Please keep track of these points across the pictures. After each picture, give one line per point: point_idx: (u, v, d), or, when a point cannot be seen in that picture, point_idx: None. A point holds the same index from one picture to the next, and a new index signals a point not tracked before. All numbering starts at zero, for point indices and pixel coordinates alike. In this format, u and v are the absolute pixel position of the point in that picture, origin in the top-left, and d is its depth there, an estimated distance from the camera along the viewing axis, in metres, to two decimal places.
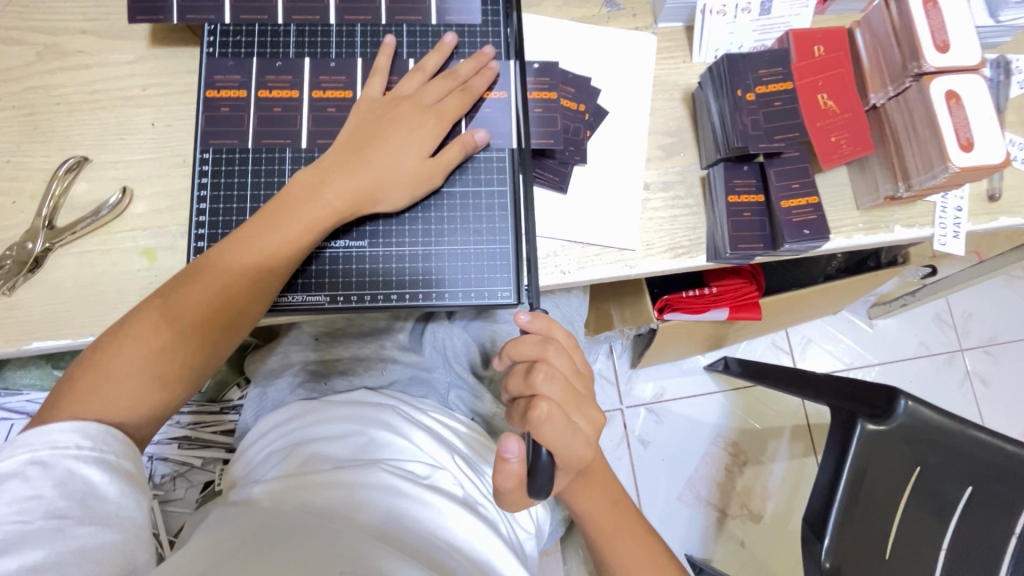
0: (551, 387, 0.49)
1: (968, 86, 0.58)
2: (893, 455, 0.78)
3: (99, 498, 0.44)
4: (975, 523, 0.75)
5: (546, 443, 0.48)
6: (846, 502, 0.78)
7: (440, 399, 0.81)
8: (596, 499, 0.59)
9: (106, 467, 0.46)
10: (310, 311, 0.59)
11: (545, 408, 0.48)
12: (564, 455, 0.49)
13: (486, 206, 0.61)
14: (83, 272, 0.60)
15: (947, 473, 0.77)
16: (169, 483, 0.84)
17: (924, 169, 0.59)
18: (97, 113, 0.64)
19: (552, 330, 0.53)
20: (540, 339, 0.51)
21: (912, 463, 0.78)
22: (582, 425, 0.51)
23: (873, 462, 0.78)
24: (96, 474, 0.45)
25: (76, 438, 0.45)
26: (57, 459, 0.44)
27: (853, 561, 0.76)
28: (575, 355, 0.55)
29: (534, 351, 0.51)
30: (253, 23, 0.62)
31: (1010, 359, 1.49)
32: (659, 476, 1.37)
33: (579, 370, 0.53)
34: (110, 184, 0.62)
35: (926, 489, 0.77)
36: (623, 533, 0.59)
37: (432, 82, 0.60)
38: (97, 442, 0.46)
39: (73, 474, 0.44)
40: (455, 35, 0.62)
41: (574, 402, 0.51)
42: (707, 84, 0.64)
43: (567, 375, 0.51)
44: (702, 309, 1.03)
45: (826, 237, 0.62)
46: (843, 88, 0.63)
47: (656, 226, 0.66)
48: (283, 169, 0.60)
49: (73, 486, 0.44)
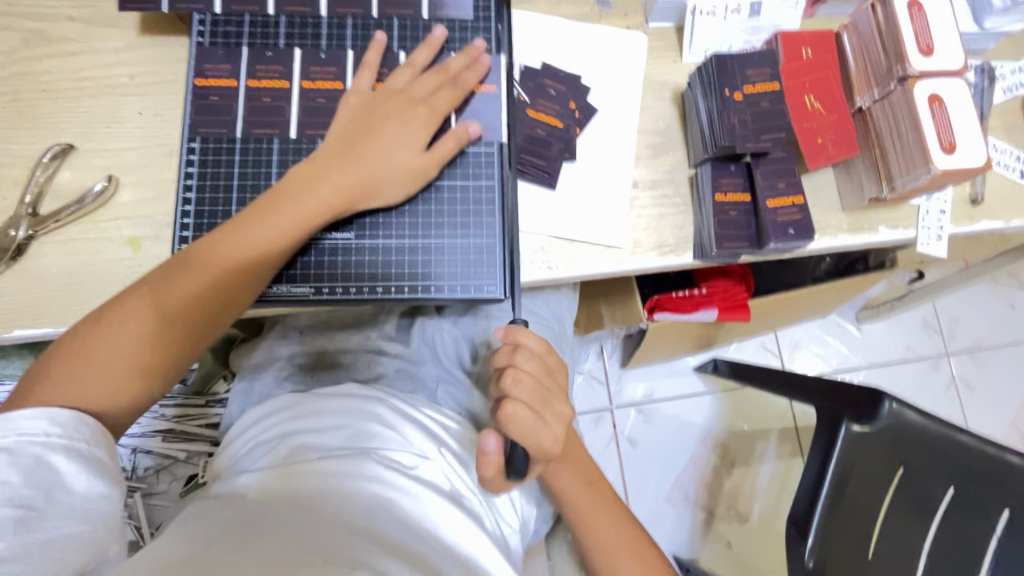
0: (521, 388, 0.51)
1: (951, 90, 0.59)
2: (877, 456, 0.79)
3: (66, 488, 0.43)
4: (956, 523, 0.76)
5: (519, 443, 0.51)
6: (830, 502, 0.78)
7: (428, 395, 0.79)
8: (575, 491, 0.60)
9: (75, 456, 0.45)
10: (295, 302, 0.58)
11: (509, 411, 0.50)
12: (534, 454, 0.51)
13: (474, 201, 0.61)
14: (66, 260, 0.60)
15: (931, 474, 0.78)
16: (152, 476, 0.83)
17: (907, 170, 0.60)
18: (84, 101, 0.63)
19: (519, 335, 0.54)
20: (507, 343, 0.53)
21: (895, 463, 0.79)
22: (552, 425, 0.52)
23: (857, 463, 0.79)
24: (65, 462, 0.44)
25: (45, 424, 0.45)
26: (23, 446, 0.43)
27: (837, 561, 0.76)
28: (551, 357, 0.54)
29: (501, 354, 0.53)
30: (243, 14, 0.62)
31: (995, 364, 1.51)
32: (647, 476, 1.37)
33: (550, 368, 0.55)
34: (96, 172, 0.62)
35: (911, 490, 0.78)
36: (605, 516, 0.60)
37: (424, 75, 0.60)
38: (67, 429, 0.45)
39: (40, 461, 0.43)
40: (444, 29, 0.62)
41: (545, 401, 0.52)
42: (696, 83, 0.65)
43: (537, 376, 0.52)
44: (690, 309, 1.04)
45: (810, 237, 0.62)
46: (830, 89, 0.64)
47: (644, 224, 0.66)
48: (270, 160, 0.60)
49: (40, 474, 0.43)
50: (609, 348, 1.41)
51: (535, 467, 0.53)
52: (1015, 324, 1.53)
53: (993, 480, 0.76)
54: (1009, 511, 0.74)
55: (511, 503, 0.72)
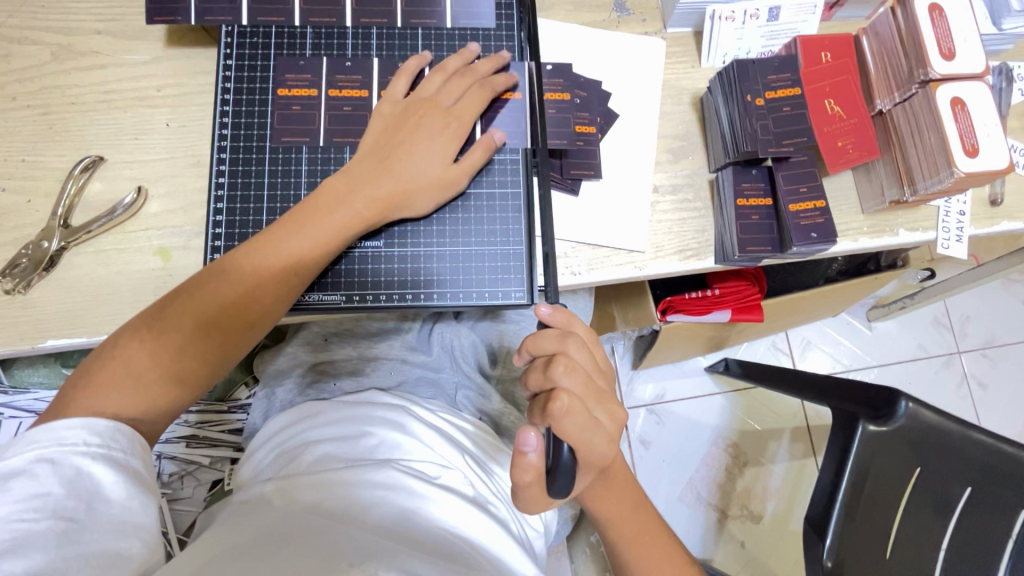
0: (572, 380, 0.47)
1: (973, 93, 0.59)
2: (893, 453, 0.78)
3: (106, 499, 0.43)
4: (975, 522, 0.74)
5: (567, 439, 0.47)
6: (850, 499, 0.77)
7: (448, 399, 0.80)
8: (616, 504, 0.57)
9: (113, 465, 0.45)
10: (327, 310, 0.59)
11: (566, 400, 0.46)
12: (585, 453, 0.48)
13: (500, 208, 0.62)
14: (98, 271, 0.61)
15: (946, 475, 0.77)
16: (178, 482, 0.85)
17: (929, 174, 0.60)
18: (113, 114, 0.64)
19: (572, 325, 0.52)
20: (559, 332, 0.50)
21: (912, 462, 0.78)
22: (604, 420, 0.49)
23: (874, 461, 0.78)
24: (103, 472, 0.44)
25: (84, 434, 0.45)
26: (65, 456, 0.43)
27: (854, 560, 0.75)
28: (595, 350, 0.53)
29: (553, 345, 0.49)
30: (270, 25, 0.63)
31: (1007, 362, 1.51)
32: (660, 477, 1.37)
33: (600, 366, 0.51)
34: (125, 184, 0.63)
35: (929, 491, 0.77)
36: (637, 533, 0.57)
37: (439, 74, 0.60)
38: (105, 438, 0.45)
39: (80, 472, 0.43)
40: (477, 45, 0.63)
41: (596, 396, 0.49)
42: (717, 89, 0.65)
43: (587, 368, 0.50)
44: (703, 312, 1.04)
45: (832, 241, 0.63)
46: (850, 93, 0.65)
47: (665, 228, 0.67)
48: (299, 169, 0.61)
49: (81, 485, 0.43)
50: (622, 351, 1.41)
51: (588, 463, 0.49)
52: None
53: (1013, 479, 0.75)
54: None
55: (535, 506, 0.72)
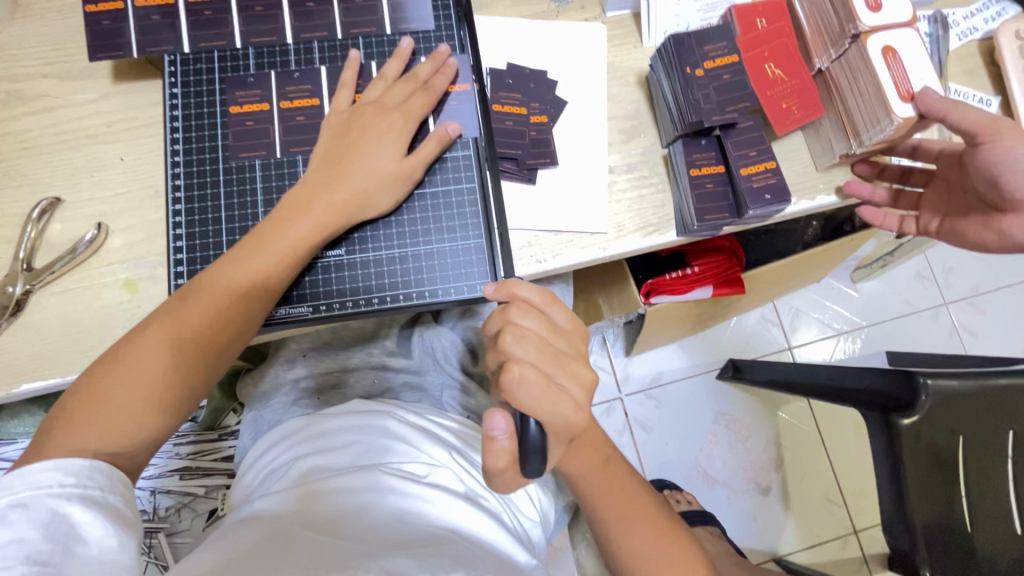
0: (524, 348, 0.45)
1: (903, 41, 0.61)
2: (942, 427, 0.87)
3: (83, 541, 0.43)
4: (988, 450, 0.87)
5: (531, 412, 0.44)
6: (915, 465, 0.86)
7: (434, 402, 0.81)
8: (593, 467, 0.56)
9: (90, 503, 0.44)
10: (296, 324, 0.60)
11: (518, 370, 0.44)
12: (553, 419, 0.45)
13: (457, 204, 0.62)
14: (67, 311, 0.61)
15: (976, 429, 0.87)
16: (175, 515, 0.85)
17: (871, 122, 0.62)
18: (67, 154, 0.65)
19: (516, 291, 0.49)
20: (502, 305, 0.48)
21: (955, 434, 0.87)
22: (567, 386, 0.46)
23: (927, 428, 0.87)
24: (79, 512, 0.43)
25: (59, 475, 0.44)
26: (38, 499, 0.43)
27: (947, 559, 0.84)
28: (553, 310, 0.49)
29: (498, 319, 0.47)
30: (212, 50, 0.64)
31: (993, 307, 1.53)
32: (664, 458, 1.38)
33: (557, 326, 0.49)
34: (86, 222, 0.63)
35: (979, 441, 0.87)
36: (619, 502, 0.57)
37: (390, 83, 0.62)
38: (82, 478, 0.45)
39: (56, 514, 0.43)
40: (410, 40, 0.64)
41: (554, 360, 0.46)
42: (657, 66, 0.66)
43: (541, 334, 0.47)
44: (686, 289, 1.05)
45: (786, 201, 0.64)
46: (789, 55, 0.66)
47: (625, 207, 0.68)
48: (254, 188, 0.61)
49: (57, 528, 0.42)
50: (612, 339, 1.41)
51: (556, 434, 0.46)
52: (1009, 266, 1.55)
53: (1015, 408, 0.87)
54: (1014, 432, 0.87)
55: (528, 497, 0.72)
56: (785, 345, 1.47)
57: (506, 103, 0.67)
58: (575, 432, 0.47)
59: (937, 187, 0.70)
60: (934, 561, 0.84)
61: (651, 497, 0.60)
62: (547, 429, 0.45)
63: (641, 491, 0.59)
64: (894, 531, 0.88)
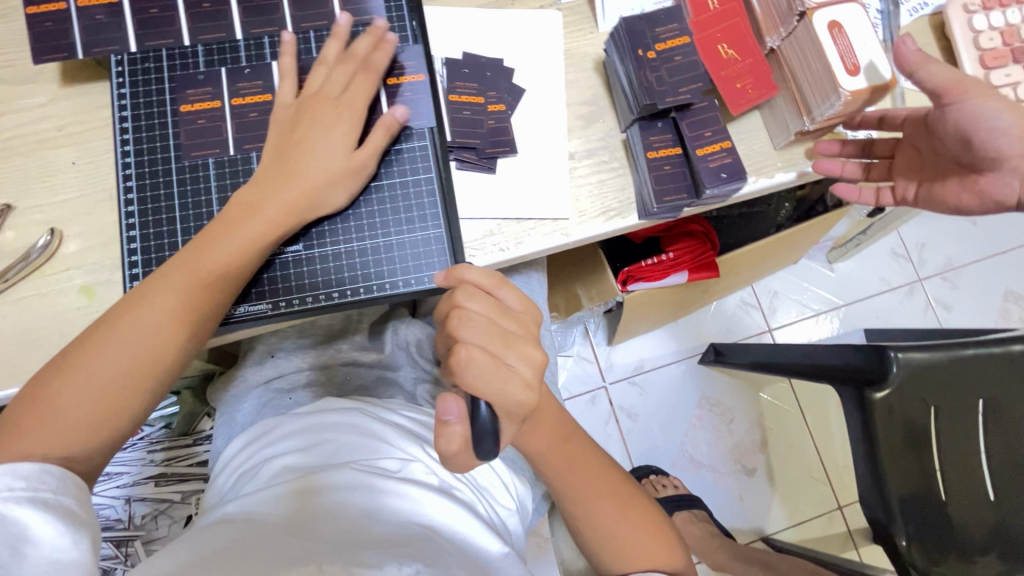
0: (470, 331, 0.46)
1: (849, 17, 0.62)
2: (913, 399, 0.89)
3: (33, 542, 0.42)
4: (958, 419, 0.89)
5: (481, 395, 0.44)
6: (888, 437, 0.88)
7: (407, 395, 0.81)
8: (559, 450, 0.57)
9: (41, 506, 0.44)
10: (256, 321, 0.59)
11: (465, 353, 0.44)
12: (503, 401, 0.45)
13: (415, 195, 0.62)
14: (23, 319, 0.60)
15: (945, 400, 0.89)
16: (151, 523, 0.82)
17: (822, 98, 0.62)
18: (17, 160, 0.63)
19: (465, 275, 0.49)
20: (449, 291, 0.48)
21: (927, 406, 0.89)
22: (517, 365, 0.46)
23: (898, 401, 0.89)
24: (29, 514, 0.43)
25: (8, 479, 0.43)
26: None
27: (925, 529, 0.86)
28: (502, 292, 0.49)
29: (447, 304, 0.48)
30: (160, 48, 0.63)
31: (966, 281, 1.55)
32: (649, 443, 1.39)
33: (505, 308, 0.48)
34: (39, 228, 0.62)
35: (949, 411, 0.89)
36: (591, 485, 0.58)
37: (336, 71, 0.60)
38: (32, 481, 0.44)
39: (4, 517, 0.42)
40: (349, 16, 0.63)
41: (502, 340, 0.46)
42: (611, 49, 0.66)
43: (489, 315, 0.47)
44: (663, 276, 1.05)
45: (743, 178, 0.64)
46: (741, 35, 0.66)
47: (587, 192, 0.68)
48: (208, 186, 0.61)
49: (6, 530, 0.41)
50: (594, 329, 1.42)
51: (509, 415, 0.46)
52: (980, 241, 1.57)
53: (986, 378, 0.89)
54: (984, 401, 0.88)
55: (503, 486, 0.73)
56: (764, 327, 1.49)
57: (463, 93, 0.67)
58: (527, 411, 0.47)
59: (905, 152, 0.69)
60: (909, 530, 0.86)
61: (624, 479, 0.61)
62: (497, 410, 0.45)
63: (610, 472, 0.60)
64: (870, 503, 0.90)
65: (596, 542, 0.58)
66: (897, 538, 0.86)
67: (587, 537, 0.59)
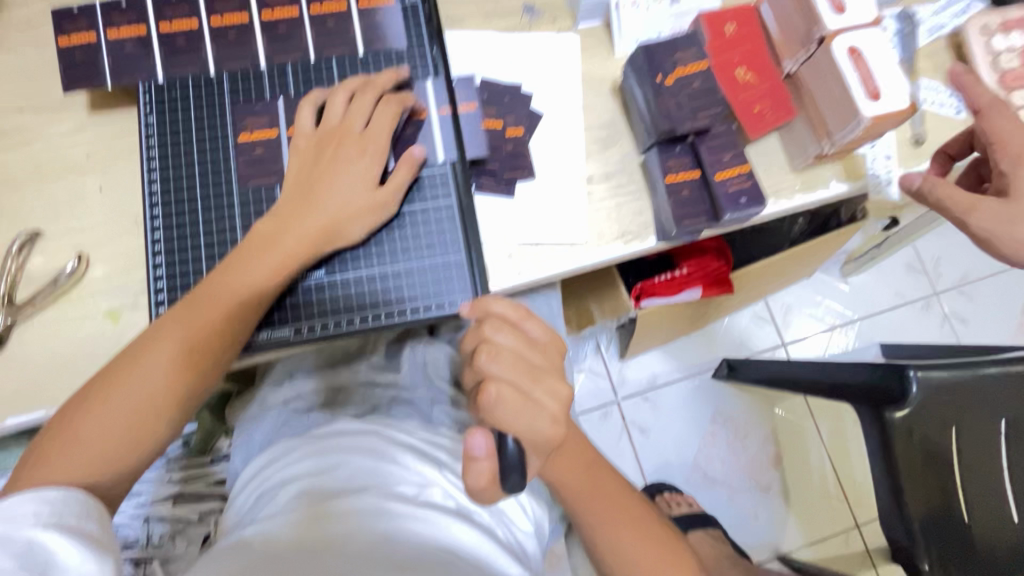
0: (498, 365, 0.46)
1: (870, 42, 0.61)
2: (936, 419, 0.87)
3: (61, 568, 0.42)
4: (983, 440, 0.87)
5: (509, 429, 0.45)
6: (907, 458, 0.86)
7: (424, 417, 0.79)
8: (575, 476, 0.57)
9: (66, 531, 0.44)
10: (278, 346, 0.60)
11: (494, 391, 0.45)
12: (531, 437, 0.46)
13: (435, 221, 0.63)
14: (50, 343, 0.61)
15: (970, 420, 0.87)
16: (169, 542, 0.85)
17: (841, 124, 0.62)
18: (46, 187, 0.65)
19: (491, 307, 0.50)
20: (475, 325, 0.49)
21: (948, 425, 0.87)
22: (544, 400, 0.47)
23: (919, 422, 0.86)
24: (55, 540, 0.43)
25: (34, 506, 0.44)
26: (12, 530, 0.42)
27: (948, 550, 0.84)
28: (528, 324, 0.50)
29: (473, 339, 0.48)
30: (186, 76, 0.64)
31: (984, 295, 1.53)
32: (663, 460, 1.38)
33: (533, 339, 0.49)
34: (66, 253, 0.63)
35: (976, 430, 0.87)
36: (610, 511, 0.58)
37: (361, 105, 0.61)
38: (56, 507, 0.45)
39: (32, 543, 0.42)
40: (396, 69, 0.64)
41: (529, 373, 0.47)
42: (628, 74, 0.67)
43: (517, 349, 0.48)
44: (676, 291, 1.04)
45: (762, 202, 0.64)
46: (759, 59, 0.67)
47: (604, 215, 0.68)
48: (232, 213, 0.61)
49: (34, 557, 0.41)
50: (606, 343, 1.41)
51: (537, 449, 0.47)
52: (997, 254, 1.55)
53: (1007, 398, 0.88)
54: (1007, 419, 0.88)
55: (521, 509, 0.72)
56: (778, 343, 1.48)
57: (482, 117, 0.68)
58: (553, 447, 0.48)
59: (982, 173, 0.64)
60: (933, 554, 0.84)
61: (641, 507, 0.60)
62: (527, 445, 0.46)
63: (627, 497, 0.60)
64: (891, 525, 0.87)
65: (613, 570, 0.57)
66: (920, 562, 0.84)
67: (605, 568, 0.58)
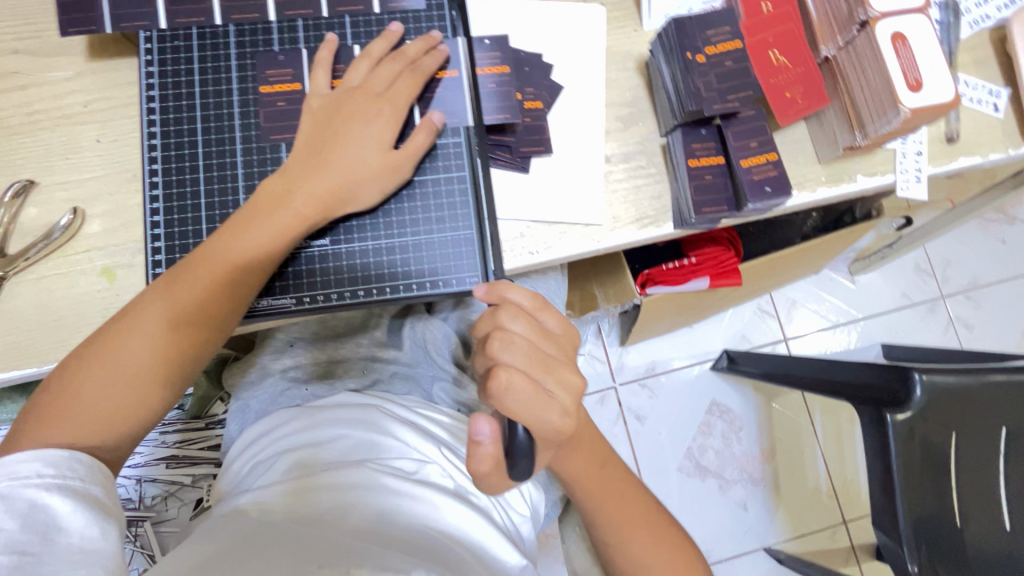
0: (512, 355, 0.45)
1: (914, 29, 0.59)
2: (938, 423, 0.85)
3: (62, 529, 0.42)
4: (982, 449, 0.87)
5: (518, 418, 0.44)
6: (905, 458, 0.84)
7: (425, 394, 0.80)
8: (580, 461, 0.56)
9: (69, 494, 0.43)
10: (278, 315, 0.58)
11: (505, 377, 0.43)
12: (539, 427, 0.45)
13: (447, 195, 0.60)
14: (42, 298, 0.59)
15: (972, 428, 0.86)
16: (162, 504, 0.86)
17: (876, 114, 0.60)
18: (41, 136, 0.62)
19: (506, 293, 0.49)
20: (491, 309, 0.47)
21: (952, 432, 0.85)
22: (556, 391, 0.45)
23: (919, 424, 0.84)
24: (59, 502, 0.42)
25: (38, 466, 0.43)
26: (16, 490, 0.42)
27: (937, 555, 0.83)
28: (544, 316, 0.49)
29: (487, 324, 0.47)
30: (191, 26, 0.61)
31: (991, 301, 1.52)
32: (658, 449, 1.38)
33: (547, 332, 0.49)
34: (61, 206, 0.61)
35: (976, 438, 0.86)
36: (610, 494, 0.57)
37: (385, 71, 0.58)
38: (61, 468, 0.44)
39: (35, 504, 0.42)
40: (400, 24, 0.61)
41: (543, 365, 0.46)
42: (657, 50, 0.64)
43: (530, 339, 0.47)
44: (683, 281, 1.01)
45: (787, 193, 0.62)
46: (795, 42, 0.63)
47: (621, 198, 0.65)
48: (235, 173, 0.59)
49: (36, 518, 0.41)
50: (607, 329, 1.40)
51: (545, 441, 0.46)
52: (1008, 261, 1.54)
53: (1011, 405, 0.86)
54: (1006, 428, 0.87)
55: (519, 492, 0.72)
56: (782, 338, 1.46)
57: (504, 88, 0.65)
58: (565, 438, 0.47)
59: None
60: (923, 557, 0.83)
61: (637, 488, 0.60)
62: (535, 436, 0.45)
63: (625, 480, 0.60)
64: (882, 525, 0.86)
65: (609, 547, 0.58)
66: (909, 563, 0.83)
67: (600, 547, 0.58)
